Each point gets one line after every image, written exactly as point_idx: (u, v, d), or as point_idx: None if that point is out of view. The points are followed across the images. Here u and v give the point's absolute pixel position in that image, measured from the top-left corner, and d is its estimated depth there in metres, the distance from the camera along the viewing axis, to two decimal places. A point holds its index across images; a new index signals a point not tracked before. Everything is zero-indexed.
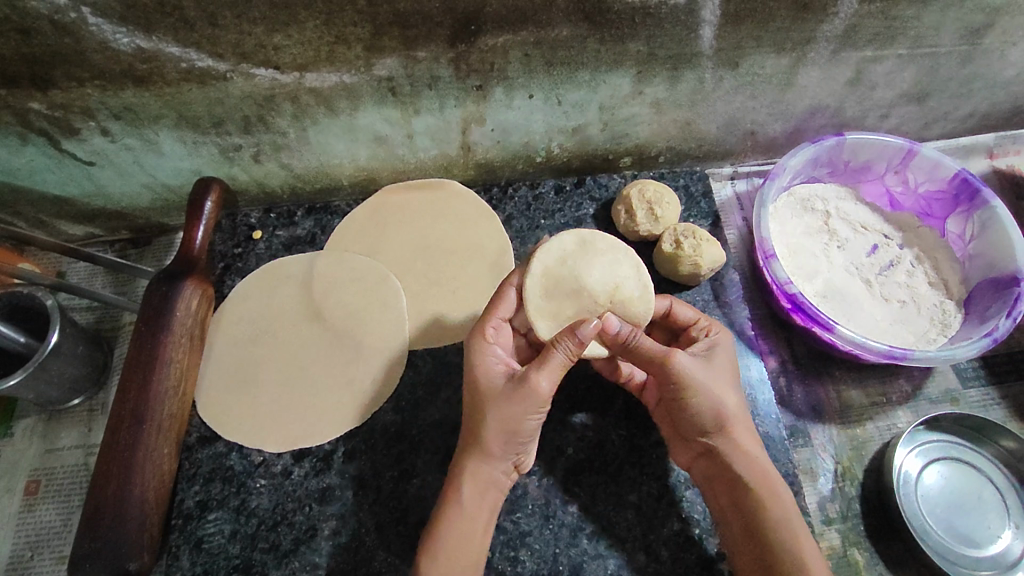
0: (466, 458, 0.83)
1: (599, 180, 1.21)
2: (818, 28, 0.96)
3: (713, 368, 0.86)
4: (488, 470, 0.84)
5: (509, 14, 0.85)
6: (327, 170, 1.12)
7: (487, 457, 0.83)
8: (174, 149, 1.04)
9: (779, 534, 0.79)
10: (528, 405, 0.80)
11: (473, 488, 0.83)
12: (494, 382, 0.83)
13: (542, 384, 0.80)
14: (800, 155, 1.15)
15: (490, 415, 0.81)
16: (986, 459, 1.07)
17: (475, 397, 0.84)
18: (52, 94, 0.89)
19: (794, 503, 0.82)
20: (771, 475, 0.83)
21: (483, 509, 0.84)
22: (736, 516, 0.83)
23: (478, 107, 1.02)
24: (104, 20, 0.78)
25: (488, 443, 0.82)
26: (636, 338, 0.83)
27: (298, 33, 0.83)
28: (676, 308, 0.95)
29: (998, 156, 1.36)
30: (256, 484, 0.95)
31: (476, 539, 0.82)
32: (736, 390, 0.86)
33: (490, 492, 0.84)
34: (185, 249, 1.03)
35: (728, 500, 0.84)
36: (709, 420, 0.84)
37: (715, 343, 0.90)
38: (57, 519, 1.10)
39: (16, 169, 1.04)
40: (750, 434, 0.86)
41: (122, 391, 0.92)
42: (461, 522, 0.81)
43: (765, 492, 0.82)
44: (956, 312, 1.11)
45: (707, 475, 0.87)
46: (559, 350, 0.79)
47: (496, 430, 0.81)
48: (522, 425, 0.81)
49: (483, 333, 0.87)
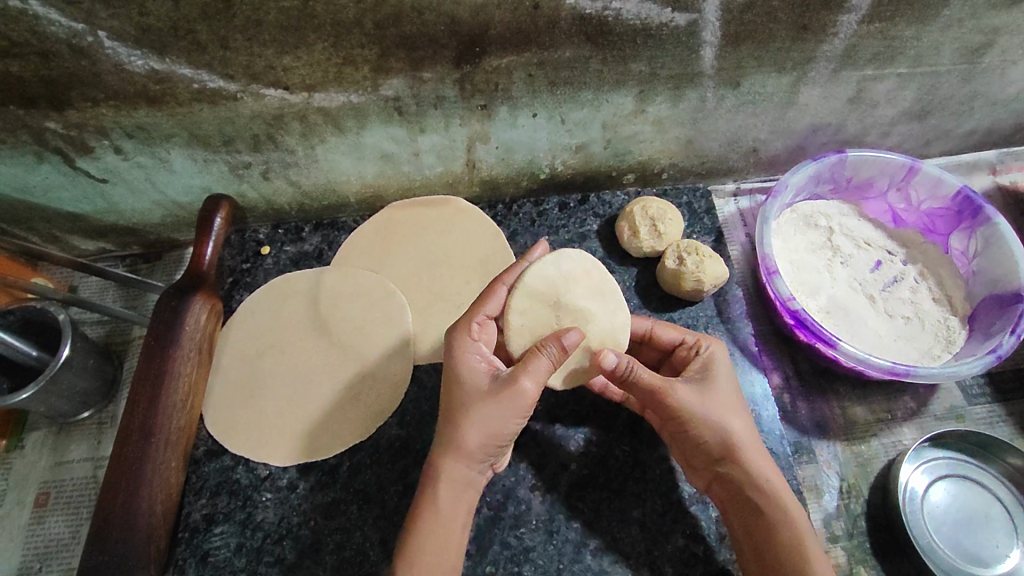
0: (443, 460, 0.81)
1: (603, 197, 1.22)
2: (818, 48, 0.97)
3: (711, 392, 0.85)
4: (465, 470, 0.82)
5: (513, 36, 0.87)
6: (334, 187, 1.14)
7: (461, 457, 0.81)
8: (184, 167, 1.06)
9: (792, 556, 0.79)
10: (514, 408, 0.79)
11: (447, 489, 0.81)
12: (481, 381, 0.81)
13: (528, 387, 0.79)
14: (802, 172, 1.16)
15: (473, 417, 0.79)
16: (993, 477, 1.06)
17: (457, 396, 0.81)
18: (68, 114, 0.91)
19: (810, 524, 0.81)
20: (787, 498, 0.83)
21: (463, 506, 0.83)
22: (750, 540, 0.84)
23: (483, 126, 1.04)
24: (119, 43, 0.81)
25: (469, 446, 0.80)
26: (635, 370, 0.82)
27: (307, 55, 0.85)
28: (659, 330, 0.95)
29: (1001, 172, 1.37)
30: (262, 497, 0.96)
31: (454, 539, 0.82)
32: (741, 412, 0.86)
33: (466, 493, 0.83)
34: (194, 265, 1.05)
35: (744, 523, 0.85)
36: (714, 448, 0.84)
37: (709, 362, 0.88)
38: (66, 532, 1.11)
39: (31, 187, 1.07)
40: (763, 455, 0.85)
41: (130, 406, 0.93)
42: (438, 531, 0.80)
43: (783, 515, 0.82)
44: (960, 328, 1.11)
45: (722, 501, 0.87)
46: (546, 356, 0.81)
47: (477, 432, 0.79)
48: (503, 429, 0.80)
49: (468, 327, 0.86)
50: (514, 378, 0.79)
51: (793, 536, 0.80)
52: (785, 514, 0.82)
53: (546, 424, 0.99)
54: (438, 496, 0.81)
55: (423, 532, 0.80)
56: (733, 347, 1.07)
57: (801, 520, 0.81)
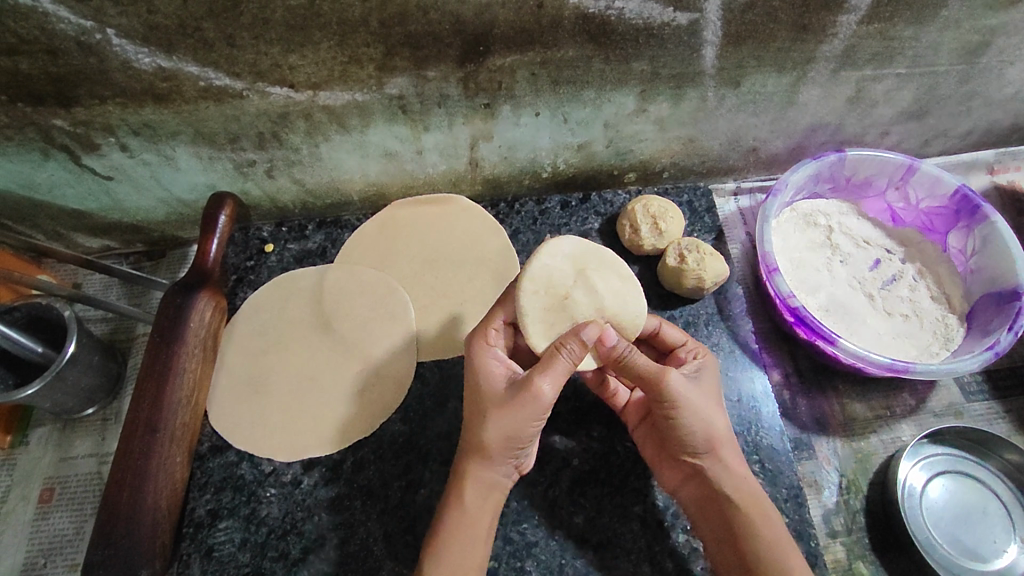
0: (471, 466, 0.83)
1: (604, 196, 1.23)
2: (817, 48, 0.98)
3: (700, 390, 0.87)
4: (489, 472, 0.84)
5: (516, 35, 0.88)
6: (337, 185, 1.15)
7: (486, 461, 0.82)
8: (189, 165, 1.06)
9: (767, 555, 0.80)
10: (532, 410, 0.79)
11: (473, 489, 0.83)
12: (498, 386, 0.83)
13: (545, 388, 0.79)
14: (802, 171, 1.17)
15: (493, 420, 0.80)
16: (990, 473, 1.07)
17: (477, 400, 0.83)
18: (75, 111, 0.92)
19: (782, 523, 0.83)
20: (763, 498, 0.85)
21: (489, 508, 0.84)
22: (725, 536, 0.84)
23: (485, 124, 1.05)
24: (127, 41, 0.81)
25: (490, 450, 0.81)
26: (631, 355, 0.82)
27: (313, 53, 0.86)
28: (664, 330, 0.96)
29: (998, 172, 1.38)
30: (266, 493, 0.96)
31: (481, 538, 0.83)
32: (724, 412, 0.88)
33: (491, 493, 0.85)
34: (198, 262, 1.06)
35: (718, 519, 0.85)
36: (700, 441, 0.85)
37: (704, 364, 0.91)
38: (70, 527, 1.11)
39: (36, 184, 1.07)
40: (739, 457, 0.87)
41: (136, 402, 0.93)
42: (466, 532, 0.82)
43: (757, 514, 0.83)
44: (958, 325, 1.12)
45: (696, 497, 0.88)
46: (564, 356, 0.79)
47: (496, 434, 0.80)
48: (524, 431, 0.80)
49: (485, 333, 0.88)
50: (530, 380, 0.79)
51: (770, 533, 0.82)
52: (759, 512, 0.83)
53: (548, 421, 1.00)
54: (463, 499, 0.83)
55: (449, 529, 0.82)
56: (734, 344, 1.08)
57: (775, 519, 0.83)
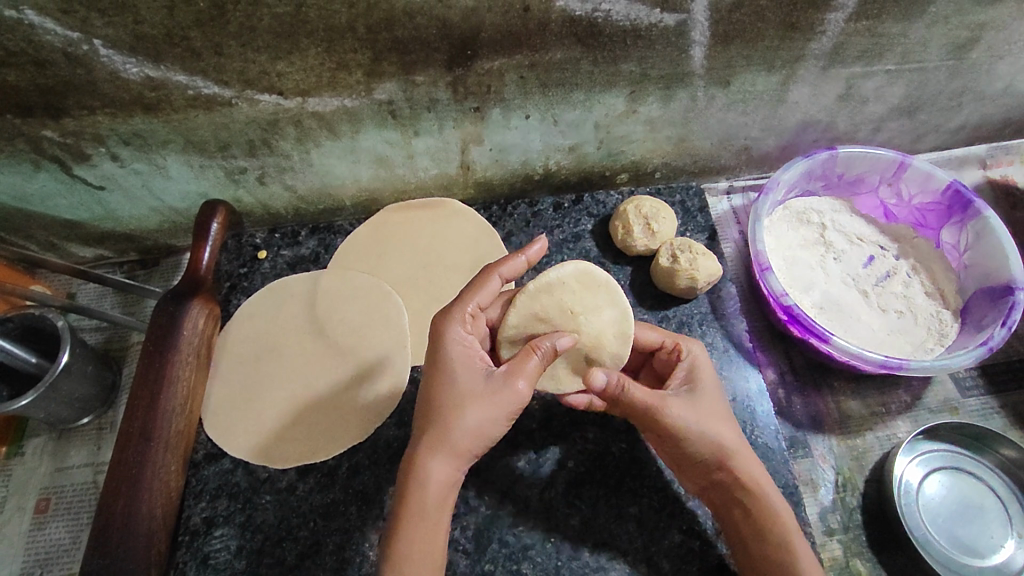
0: (432, 454, 0.78)
1: (597, 197, 1.23)
2: (806, 46, 0.98)
3: (700, 403, 0.85)
4: (451, 468, 0.79)
5: (504, 38, 0.88)
6: (330, 191, 1.15)
7: (443, 452, 0.78)
8: (181, 173, 1.06)
9: (781, 555, 0.81)
10: (505, 405, 0.79)
11: (433, 487, 0.77)
12: (470, 380, 0.81)
13: (522, 388, 0.81)
14: (794, 169, 1.17)
15: (466, 412, 0.78)
16: (986, 468, 1.07)
17: (444, 395, 0.80)
18: (64, 122, 0.92)
19: (799, 529, 0.82)
20: (779, 505, 0.83)
21: (445, 511, 0.79)
22: (746, 544, 0.85)
23: (476, 128, 1.05)
24: (114, 51, 0.81)
25: (460, 442, 0.78)
26: (625, 391, 0.82)
27: (300, 60, 0.86)
28: (641, 331, 0.96)
29: (991, 166, 1.38)
30: (261, 500, 0.96)
31: (439, 541, 0.78)
32: (731, 422, 0.86)
33: (448, 491, 0.79)
34: (191, 270, 1.06)
35: (736, 524, 0.86)
36: (705, 458, 0.84)
37: (693, 368, 0.90)
38: (66, 537, 1.11)
39: (28, 195, 1.08)
40: (753, 463, 0.85)
41: (129, 411, 0.93)
42: (423, 529, 0.77)
43: (772, 521, 0.82)
44: (953, 322, 1.11)
45: (715, 502, 0.88)
46: (536, 357, 0.82)
47: (468, 428, 0.78)
48: (492, 428, 0.80)
49: (460, 319, 0.85)
50: (506, 377, 0.80)
51: (782, 541, 0.81)
52: (776, 521, 0.82)
53: (542, 423, 1.00)
54: (424, 495, 0.77)
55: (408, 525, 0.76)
56: (728, 343, 1.08)
57: (790, 526, 0.82)
